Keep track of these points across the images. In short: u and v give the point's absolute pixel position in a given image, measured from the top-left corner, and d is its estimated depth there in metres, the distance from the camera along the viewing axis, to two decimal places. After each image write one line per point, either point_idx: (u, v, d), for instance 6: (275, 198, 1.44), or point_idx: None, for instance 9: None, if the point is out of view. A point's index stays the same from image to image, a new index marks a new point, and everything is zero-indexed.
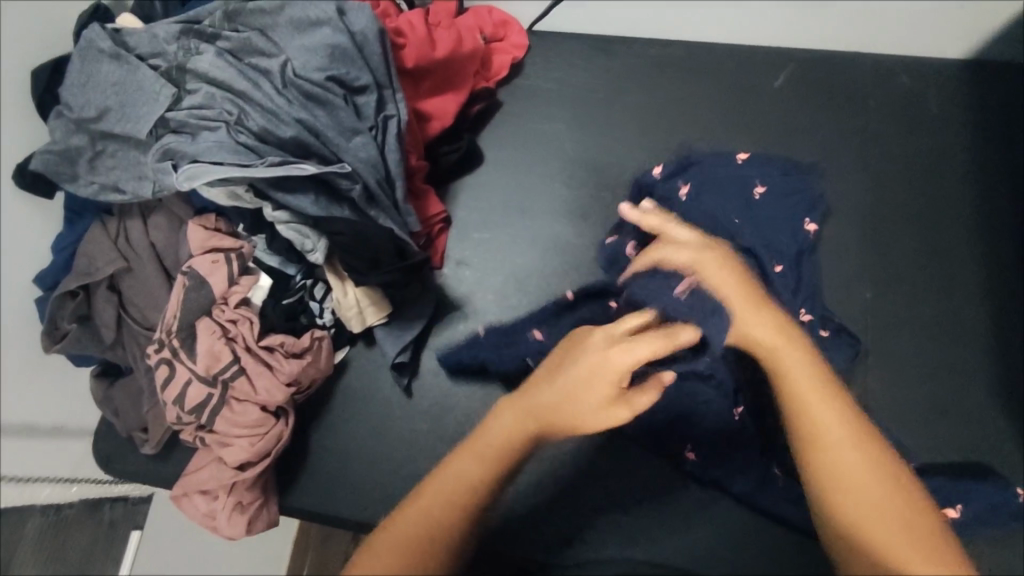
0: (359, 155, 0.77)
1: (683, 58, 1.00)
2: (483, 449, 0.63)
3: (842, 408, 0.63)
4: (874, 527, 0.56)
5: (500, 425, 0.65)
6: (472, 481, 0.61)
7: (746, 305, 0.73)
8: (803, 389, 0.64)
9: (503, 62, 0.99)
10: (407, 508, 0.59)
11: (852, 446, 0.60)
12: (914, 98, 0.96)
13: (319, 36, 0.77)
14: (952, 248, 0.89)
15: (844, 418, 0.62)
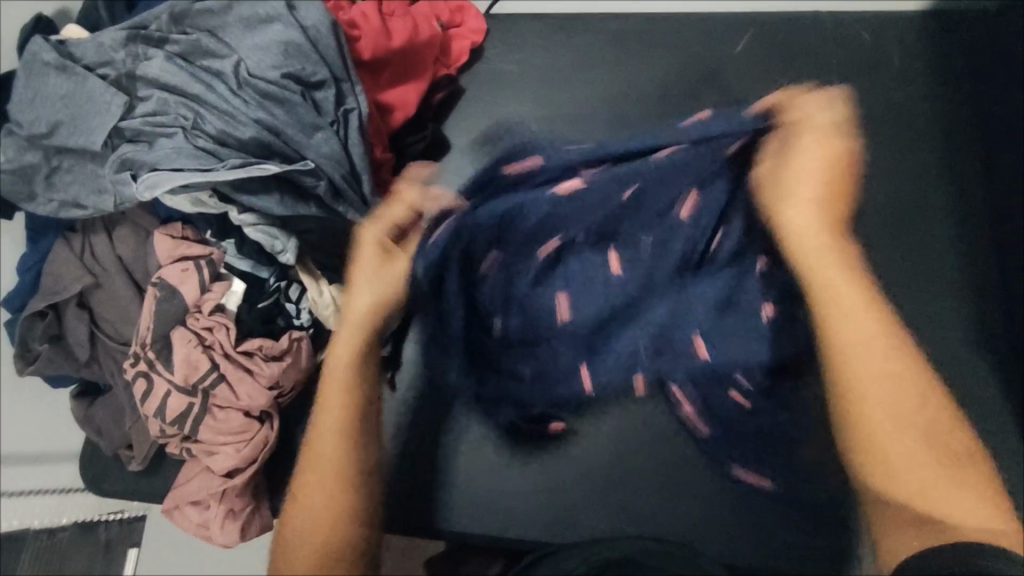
0: (322, 151, 0.76)
1: (642, 30, 0.99)
2: (338, 392, 0.72)
3: (879, 335, 0.67)
4: (893, 457, 0.63)
5: (337, 362, 0.73)
6: (345, 423, 0.70)
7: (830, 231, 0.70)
8: (859, 346, 0.66)
9: (462, 48, 0.99)
10: (309, 471, 0.69)
11: (907, 401, 0.65)
12: (873, 51, 0.96)
13: (271, 33, 0.76)
14: (920, 197, 0.90)
15: (880, 345, 0.66)
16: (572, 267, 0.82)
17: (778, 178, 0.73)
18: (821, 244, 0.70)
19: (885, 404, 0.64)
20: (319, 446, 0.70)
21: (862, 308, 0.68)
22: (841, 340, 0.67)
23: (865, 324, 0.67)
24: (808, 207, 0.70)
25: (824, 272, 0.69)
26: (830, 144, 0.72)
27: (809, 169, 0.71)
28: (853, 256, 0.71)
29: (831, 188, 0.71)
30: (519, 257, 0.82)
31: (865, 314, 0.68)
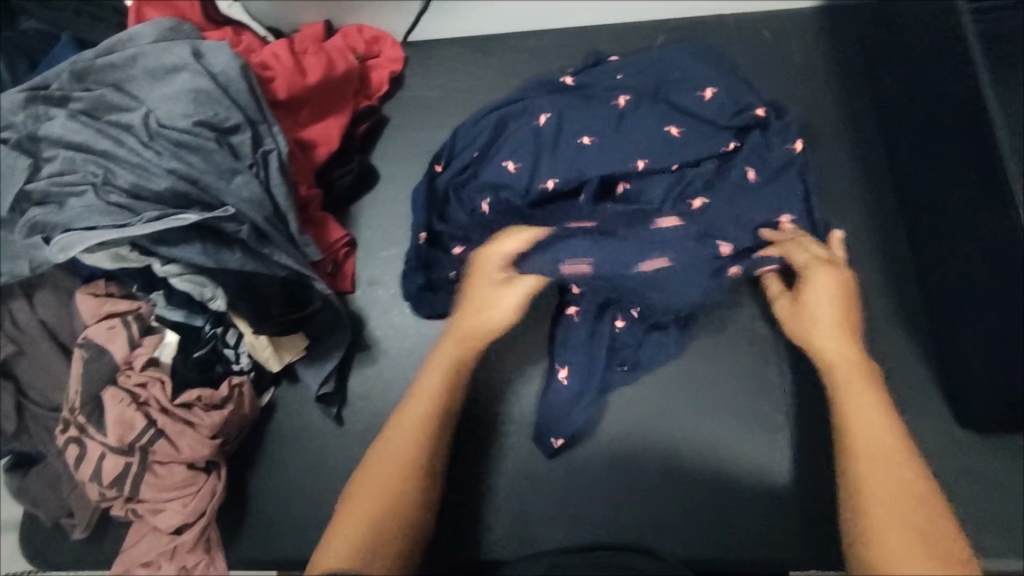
0: (242, 196, 0.75)
1: (557, 45, 1.02)
2: (414, 413, 0.73)
3: (894, 441, 0.64)
4: (884, 523, 0.58)
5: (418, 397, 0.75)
6: (418, 438, 0.72)
7: (842, 332, 0.76)
8: (864, 425, 0.66)
9: (382, 78, 0.99)
10: (367, 475, 0.68)
11: (894, 477, 0.61)
12: (778, 49, 0.99)
13: (179, 82, 0.76)
14: (836, 186, 0.93)
15: (891, 444, 0.64)
16: (502, 203, 0.87)
17: (800, 305, 0.79)
18: (837, 344, 0.75)
19: (882, 490, 0.60)
20: (387, 453, 0.70)
21: (875, 416, 0.67)
22: (857, 434, 0.65)
23: (870, 410, 0.67)
24: (830, 330, 0.76)
25: (848, 384, 0.71)
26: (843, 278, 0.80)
27: (823, 289, 0.79)
28: (874, 377, 0.72)
29: (844, 310, 0.78)
30: (468, 198, 0.90)
31: (879, 419, 0.66)
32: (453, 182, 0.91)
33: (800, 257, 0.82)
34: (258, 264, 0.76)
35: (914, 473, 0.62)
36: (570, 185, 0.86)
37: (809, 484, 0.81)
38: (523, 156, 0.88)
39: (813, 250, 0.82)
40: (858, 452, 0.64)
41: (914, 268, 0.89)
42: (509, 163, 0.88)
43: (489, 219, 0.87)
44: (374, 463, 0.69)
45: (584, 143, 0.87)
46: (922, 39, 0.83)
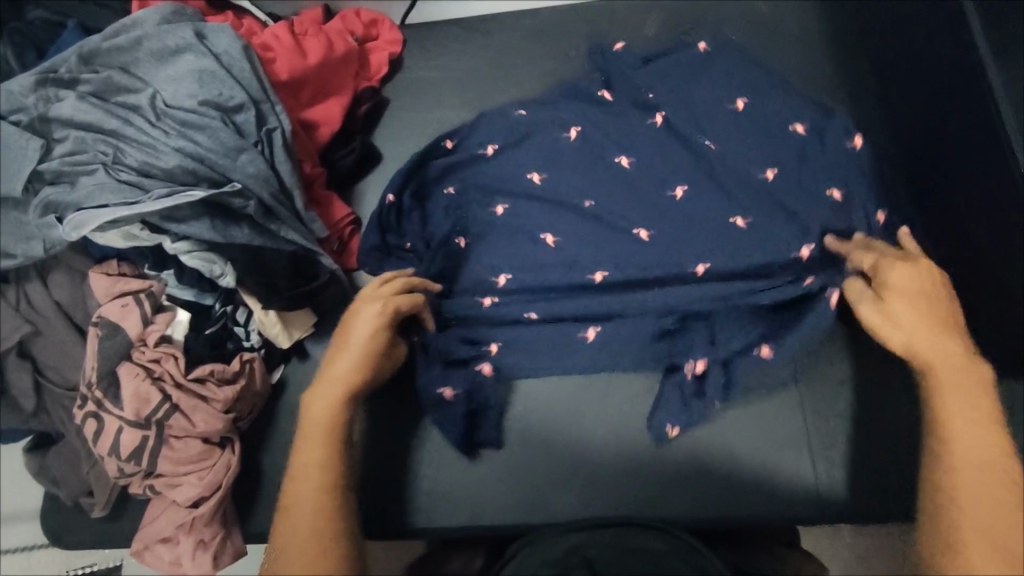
0: (248, 172, 0.77)
1: (552, 22, 1.03)
2: (316, 417, 0.65)
3: (985, 427, 0.60)
4: (965, 510, 0.57)
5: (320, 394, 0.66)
6: (323, 442, 0.64)
7: (938, 327, 0.65)
8: (968, 445, 0.59)
9: (381, 60, 1.01)
10: (291, 496, 0.62)
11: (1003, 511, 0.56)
12: (772, 15, 0.99)
13: (184, 64, 0.78)
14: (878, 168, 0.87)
15: (1000, 472, 0.58)
16: (498, 181, 0.90)
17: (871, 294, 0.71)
18: (930, 336, 0.64)
19: (988, 528, 0.55)
20: (303, 468, 0.63)
21: (971, 406, 0.61)
22: (946, 422, 0.61)
23: (977, 426, 0.60)
24: (915, 318, 0.65)
25: (952, 399, 0.61)
26: (919, 262, 0.71)
27: (903, 278, 0.68)
28: (976, 366, 0.63)
29: (935, 293, 0.68)
30: (475, 183, 0.91)
31: (988, 443, 0.59)
32: (447, 163, 0.92)
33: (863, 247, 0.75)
34: (265, 239, 0.79)
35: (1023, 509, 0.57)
36: (557, 169, 0.89)
37: (821, 442, 0.80)
38: (504, 140, 0.92)
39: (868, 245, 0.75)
40: (960, 478, 0.58)
41: (930, 235, 0.85)
42: (490, 147, 0.91)
43: (493, 192, 0.89)
44: (293, 483, 0.63)
45: (571, 135, 0.90)
46: None
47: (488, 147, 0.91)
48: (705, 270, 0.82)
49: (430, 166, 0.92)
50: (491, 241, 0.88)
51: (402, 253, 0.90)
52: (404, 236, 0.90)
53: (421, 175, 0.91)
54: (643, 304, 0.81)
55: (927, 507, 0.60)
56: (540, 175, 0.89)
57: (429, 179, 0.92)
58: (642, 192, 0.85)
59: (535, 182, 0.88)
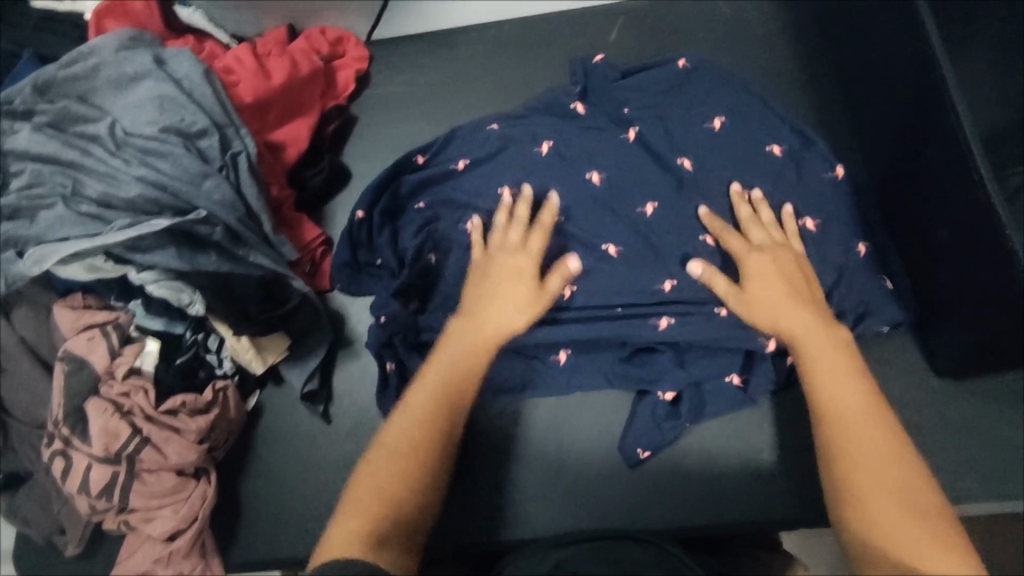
0: (214, 198, 0.76)
1: (518, 34, 1.02)
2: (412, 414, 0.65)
3: (863, 397, 0.63)
4: (875, 502, 0.56)
5: (415, 400, 0.66)
6: (401, 455, 0.62)
7: (795, 301, 0.72)
8: (835, 393, 0.64)
9: (348, 78, 1.00)
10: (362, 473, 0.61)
11: (877, 446, 0.59)
12: (734, 21, 1.00)
13: (143, 90, 0.77)
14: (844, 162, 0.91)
15: (875, 421, 0.61)
16: (470, 195, 0.88)
17: (744, 288, 0.75)
18: (783, 303, 0.72)
19: (872, 469, 0.58)
20: (379, 474, 0.61)
21: (853, 384, 0.64)
22: (828, 401, 0.64)
23: (843, 383, 0.64)
24: (777, 294, 0.73)
25: (815, 359, 0.67)
26: (781, 257, 0.76)
27: (765, 266, 0.75)
28: (854, 357, 0.68)
29: (795, 283, 0.74)
30: (444, 198, 0.88)
31: (854, 390, 0.64)
32: (419, 177, 0.89)
33: (735, 242, 0.79)
34: (234, 264, 0.77)
35: (896, 448, 0.59)
36: (532, 177, 0.86)
37: (798, 446, 0.80)
38: (476, 152, 0.90)
39: (754, 233, 0.79)
40: (840, 424, 0.61)
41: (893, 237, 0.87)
42: (460, 163, 0.89)
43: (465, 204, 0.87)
44: (380, 446, 0.63)
45: (544, 148, 0.88)
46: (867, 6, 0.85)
47: (458, 163, 0.89)
48: (674, 285, 0.81)
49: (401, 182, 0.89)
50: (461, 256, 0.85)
51: (374, 269, 0.89)
52: (374, 251, 0.88)
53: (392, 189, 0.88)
54: (630, 327, 0.80)
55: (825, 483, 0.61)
56: (509, 188, 0.86)
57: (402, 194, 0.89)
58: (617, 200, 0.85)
59: (503, 197, 0.85)
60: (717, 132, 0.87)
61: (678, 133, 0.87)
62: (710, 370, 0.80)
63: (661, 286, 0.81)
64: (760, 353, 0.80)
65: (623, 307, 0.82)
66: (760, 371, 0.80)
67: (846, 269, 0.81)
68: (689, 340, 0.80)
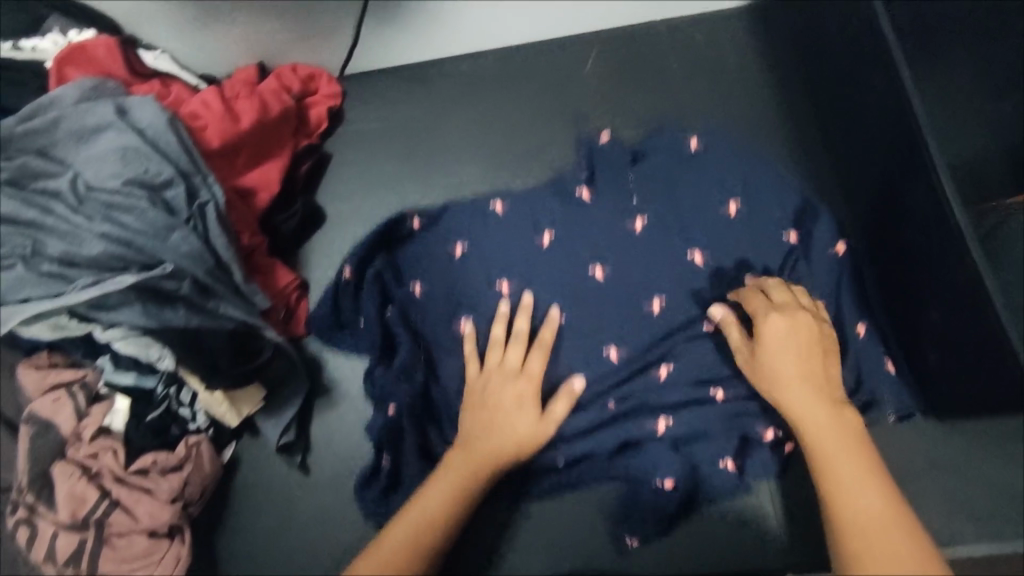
0: (181, 251, 0.74)
1: (492, 66, 1.01)
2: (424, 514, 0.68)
3: (879, 490, 0.60)
4: None
5: (430, 497, 0.69)
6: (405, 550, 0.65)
7: (806, 377, 0.69)
8: (846, 485, 0.61)
9: (320, 115, 0.98)
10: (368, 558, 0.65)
11: (892, 544, 0.56)
12: (710, 50, 0.99)
13: (106, 142, 0.75)
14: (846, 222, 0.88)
15: (892, 518, 0.58)
16: (446, 241, 0.88)
17: (756, 357, 0.72)
18: (795, 381, 0.69)
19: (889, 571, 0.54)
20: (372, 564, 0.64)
21: (873, 487, 0.60)
22: (841, 497, 0.60)
23: (854, 473, 0.61)
24: (789, 367, 0.69)
25: (826, 444, 0.64)
26: (800, 321, 0.72)
27: (782, 328, 0.71)
28: (870, 449, 0.64)
29: (811, 360, 0.70)
30: (434, 277, 0.86)
31: (868, 481, 0.61)
32: (410, 253, 0.88)
33: (757, 300, 0.75)
34: (204, 317, 0.75)
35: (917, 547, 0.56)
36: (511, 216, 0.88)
37: (786, 490, 0.78)
38: (468, 211, 0.89)
39: (778, 294, 0.75)
40: (851, 520, 0.58)
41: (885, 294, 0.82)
42: (457, 249, 0.87)
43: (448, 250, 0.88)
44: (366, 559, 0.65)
45: (544, 239, 0.86)
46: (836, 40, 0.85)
47: (454, 248, 0.87)
48: (669, 371, 0.79)
49: (384, 234, 0.88)
50: (441, 301, 0.85)
51: (355, 328, 0.87)
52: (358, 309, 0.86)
53: (376, 239, 0.87)
54: (620, 432, 0.78)
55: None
56: (506, 287, 0.85)
57: (385, 247, 0.88)
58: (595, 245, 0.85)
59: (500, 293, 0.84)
60: (732, 217, 0.84)
61: (662, 173, 0.88)
62: (706, 449, 0.77)
63: (656, 372, 0.79)
64: (756, 438, 0.77)
65: (618, 402, 0.79)
66: (758, 455, 0.77)
67: (852, 344, 0.77)
68: (688, 434, 0.77)
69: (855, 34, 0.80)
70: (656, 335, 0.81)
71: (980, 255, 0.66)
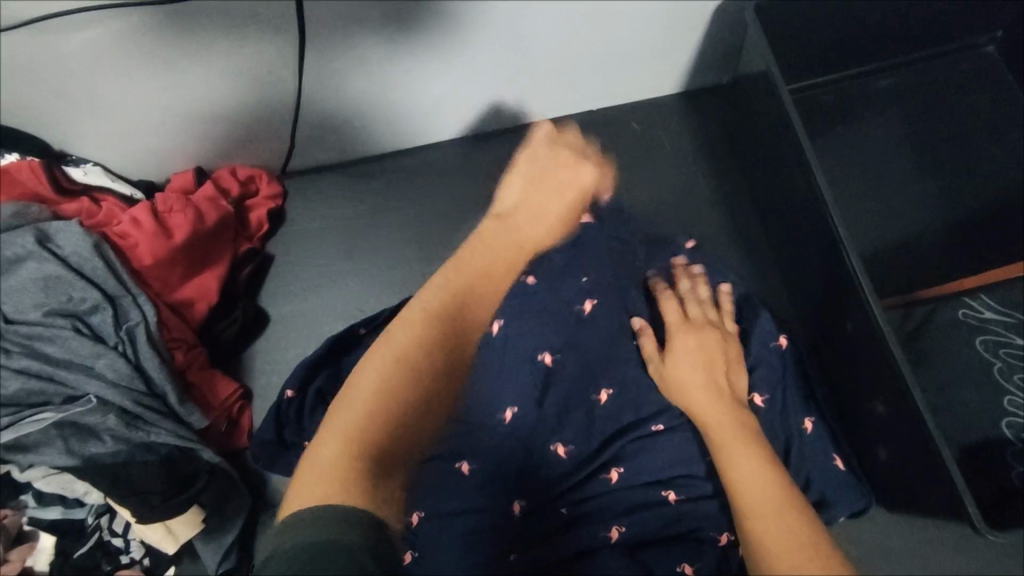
0: (106, 378, 0.72)
1: (433, 161, 1.02)
2: (392, 348, 0.57)
3: (770, 471, 0.62)
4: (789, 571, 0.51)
5: (420, 305, 0.63)
6: (387, 382, 0.55)
7: (706, 371, 0.73)
8: (739, 464, 0.63)
9: (261, 217, 0.97)
10: (369, 364, 0.56)
11: (781, 518, 0.56)
12: (646, 137, 1.01)
13: (26, 271, 0.72)
14: (783, 311, 0.90)
15: (778, 492, 0.59)
16: None
17: (666, 364, 0.76)
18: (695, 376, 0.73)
19: (781, 537, 0.54)
20: (407, 321, 0.60)
21: (743, 449, 0.64)
22: (735, 477, 0.62)
23: (749, 457, 0.63)
24: (690, 364, 0.74)
25: (724, 436, 0.66)
26: (705, 335, 0.77)
27: (693, 347, 0.76)
28: (751, 427, 0.68)
29: (713, 372, 0.74)
30: None
31: (758, 462, 0.63)
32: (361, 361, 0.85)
33: (673, 313, 0.80)
34: (133, 448, 0.72)
35: (801, 518, 0.56)
36: None
37: None
38: None
39: (692, 310, 0.80)
40: (746, 495, 0.60)
41: (825, 382, 0.83)
42: None
43: None
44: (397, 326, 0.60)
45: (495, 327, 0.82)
46: (764, 131, 0.87)
47: None
48: (619, 474, 0.78)
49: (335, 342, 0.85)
50: None
51: (300, 449, 0.84)
52: (303, 432, 0.83)
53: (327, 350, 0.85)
54: (573, 540, 0.73)
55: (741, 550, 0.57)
56: None
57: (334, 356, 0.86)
58: (545, 343, 0.82)
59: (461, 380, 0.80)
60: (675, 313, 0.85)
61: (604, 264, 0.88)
62: (658, 554, 0.72)
63: (607, 475, 0.78)
64: (710, 540, 0.74)
65: (570, 507, 0.76)
66: (709, 554, 0.72)
67: (798, 439, 0.77)
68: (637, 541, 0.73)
69: (778, 123, 0.83)
70: (606, 436, 0.81)
71: (904, 357, 0.69)
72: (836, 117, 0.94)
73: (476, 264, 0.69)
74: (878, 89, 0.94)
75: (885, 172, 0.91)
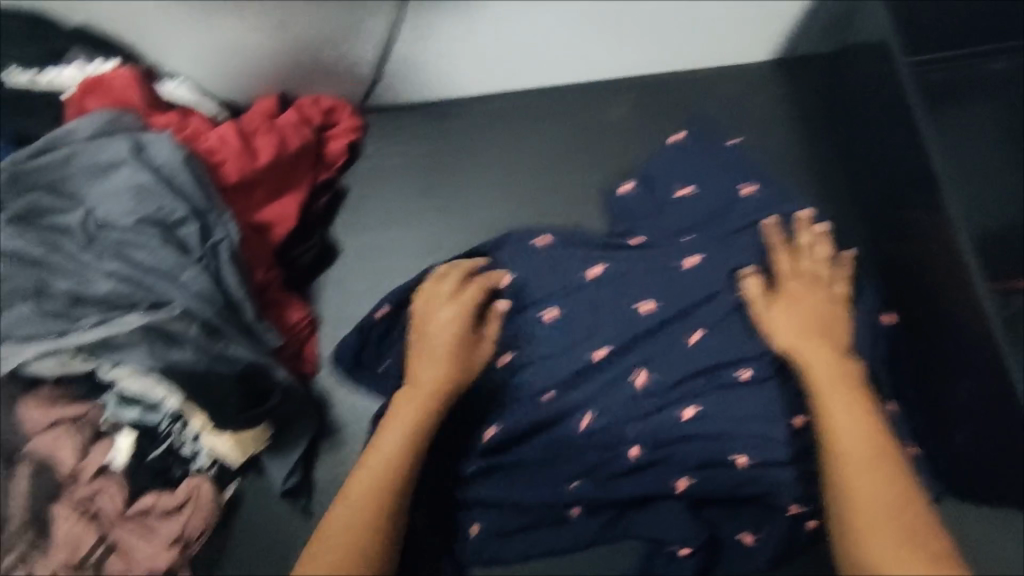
0: (191, 290, 0.73)
1: (516, 107, 1.00)
2: (379, 458, 0.68)
3: (869, 425, 0.63)
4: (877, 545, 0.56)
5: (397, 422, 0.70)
6: (369, 504, 0.65)
7: (816, 319, 0.70)
8: (839, 416, 0.64)
9: (339, 148, 0.95)
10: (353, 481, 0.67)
11: (878, 480, 0.60)
12: (739, 101, 0.97)
13: (122, 178, 0.74)
14: None
15: (877, 451, 0.61)
16: None
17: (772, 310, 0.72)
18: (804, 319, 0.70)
19: (876, 503, 0.58)
20: (388, 434, 0.69)
21: (843, 402, 0.65)
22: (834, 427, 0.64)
23: (849, 408, 0.64)
24: (799, 311, 0.71)
25: (824, 381, 0.66)
26: (814, 294, 0.72)
27: (799, 303, 0.71)
28: (854, 369, 0.68)
29: (823, 326, 0.70)
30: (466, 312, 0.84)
31: (858, 413, 0.64)
32: None
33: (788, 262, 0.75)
34: (215, 361, 0.73)
35: (896, 482, 0.60)
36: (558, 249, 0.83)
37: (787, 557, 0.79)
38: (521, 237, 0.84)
39: (806, 263, 0.75)
40: (843, 450, 0.62)
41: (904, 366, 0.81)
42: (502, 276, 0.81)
43: None
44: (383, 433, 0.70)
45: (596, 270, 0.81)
46: (868, 105, 0.84)
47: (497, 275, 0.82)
48: (695, 412, 0.75)
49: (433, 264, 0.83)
50: None
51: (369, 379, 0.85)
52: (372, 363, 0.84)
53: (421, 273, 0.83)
54: (632, 489, 0.77)
55: (829, 503, 0.61)
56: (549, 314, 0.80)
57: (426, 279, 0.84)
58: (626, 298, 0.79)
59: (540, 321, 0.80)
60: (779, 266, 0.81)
61: (689, 223, 0.85)
62: (721, 515, 0.78)
63: (680, 412, 0.76)
64: (780, 508, 0.76)
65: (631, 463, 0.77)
66: (777, 522, 0.76)
67: None
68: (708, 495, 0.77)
69: (890, 98, 0.78)
70: (676, 373, 0.76)
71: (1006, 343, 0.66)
72: (948, 96, 0.90)
73: (427, 368, 0.71)
74: (992, 73, 0.90)
75: (990, 160, 0.88)
